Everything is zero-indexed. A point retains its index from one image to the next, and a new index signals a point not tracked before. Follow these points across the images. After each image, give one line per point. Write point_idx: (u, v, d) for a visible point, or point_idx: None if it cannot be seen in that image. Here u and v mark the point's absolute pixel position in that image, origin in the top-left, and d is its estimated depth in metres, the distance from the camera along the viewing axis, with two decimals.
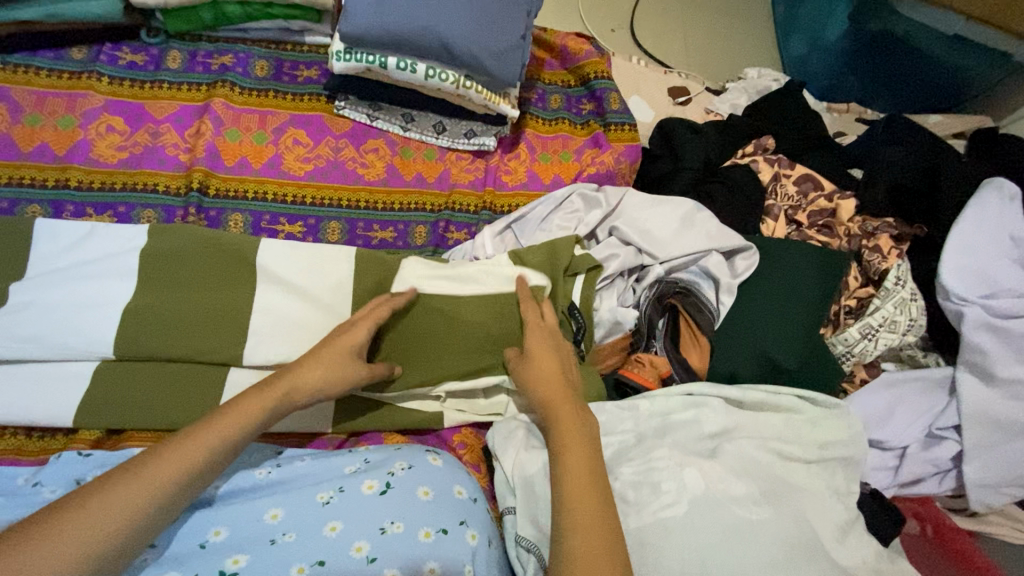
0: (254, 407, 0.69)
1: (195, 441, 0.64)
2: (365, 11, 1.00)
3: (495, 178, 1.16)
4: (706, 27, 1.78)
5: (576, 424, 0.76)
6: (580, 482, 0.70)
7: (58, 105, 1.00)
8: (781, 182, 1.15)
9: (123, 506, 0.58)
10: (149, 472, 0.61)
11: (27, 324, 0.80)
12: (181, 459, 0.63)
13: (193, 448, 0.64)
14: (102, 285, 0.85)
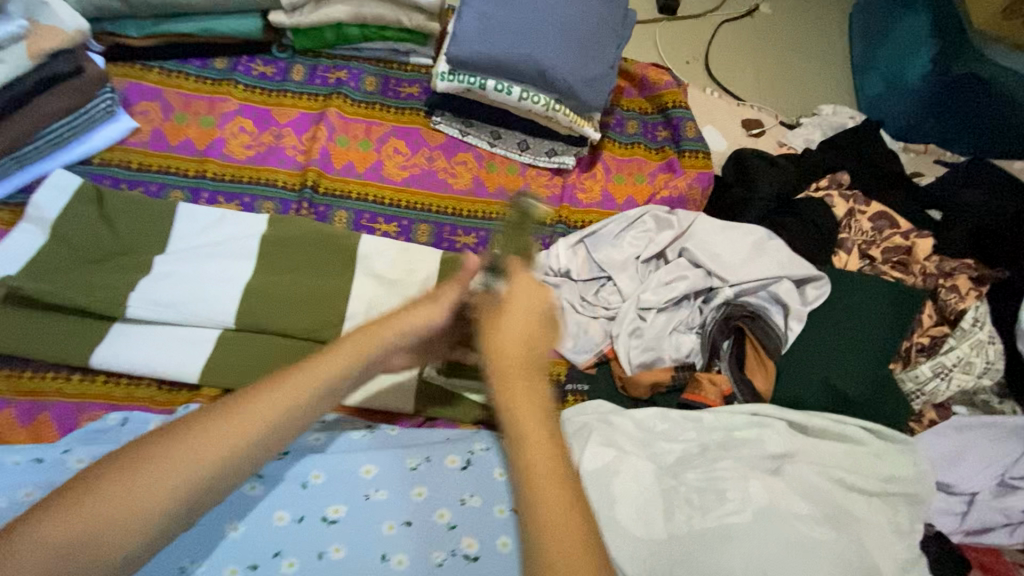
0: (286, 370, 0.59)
1: (249, 419, 0.55)
2: (471, 37, 1.11)
3: (571, 195, 1.24)
4: (781, 63, 1.81)
5: (536, 402, 0.55)
6: (532, 452, 0.52)
7: (201, 107, 1.15)
8: (855, 218, 1.16)
9: (171, 489, 0.51)
10: (197, 452, 0.53)
11: (169, 292, 0.93)
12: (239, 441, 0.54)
13: (247, 427, 0.55)
14: (231, 264, 0.97)
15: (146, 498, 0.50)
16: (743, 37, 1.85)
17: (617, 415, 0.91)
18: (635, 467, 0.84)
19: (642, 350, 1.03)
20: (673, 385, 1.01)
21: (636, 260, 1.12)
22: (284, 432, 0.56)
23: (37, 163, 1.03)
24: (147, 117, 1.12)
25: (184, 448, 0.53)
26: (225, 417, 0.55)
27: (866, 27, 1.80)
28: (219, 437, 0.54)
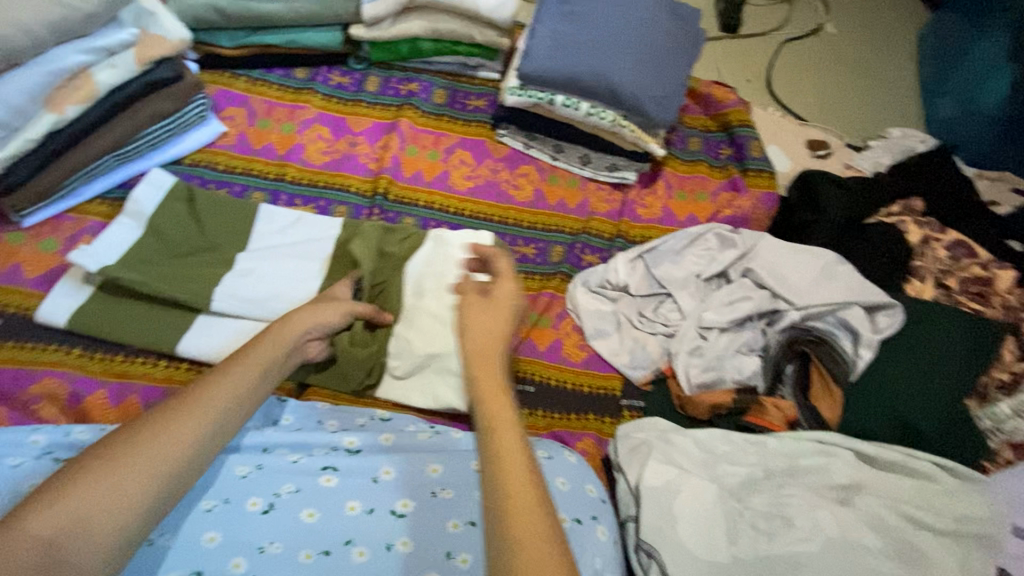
0: (224, 371, 0.68)
1: (164, 453, 0.59)
2: (545, 54, 1.15)
3: (632, 210, 1.24)
4: (846, 83, 1.77)
5: (508, 410, 0.63)
6: (504, 464, 0.57)
7: (282, 114, 1.21)
8: (931, 245, 1.14)
9: (98, 530, 0.54)
10: (115, 491, 0.55)
11: (251, 289, 0.97)
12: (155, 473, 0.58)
13: (161, 461, 0.58)
14: (305, 265, 1.01)
15: (120, 492, 0.56)
16: (806, 55, 1.81)
17: (677, 433, 0.91)
18: (697, 486, 0.83)
19: (703, 370, 1.02)
20: (732, 408, 1.00)
21: (697, 278, 1.12)
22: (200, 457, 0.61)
23: (134, 161, 1.10)
24: (234, 122, 1.19)
25: (100, 489, 0.55)
26: (135, 454, 0.58)
27: (937, 49, 1.76)
28: (182, 432, 0.61)
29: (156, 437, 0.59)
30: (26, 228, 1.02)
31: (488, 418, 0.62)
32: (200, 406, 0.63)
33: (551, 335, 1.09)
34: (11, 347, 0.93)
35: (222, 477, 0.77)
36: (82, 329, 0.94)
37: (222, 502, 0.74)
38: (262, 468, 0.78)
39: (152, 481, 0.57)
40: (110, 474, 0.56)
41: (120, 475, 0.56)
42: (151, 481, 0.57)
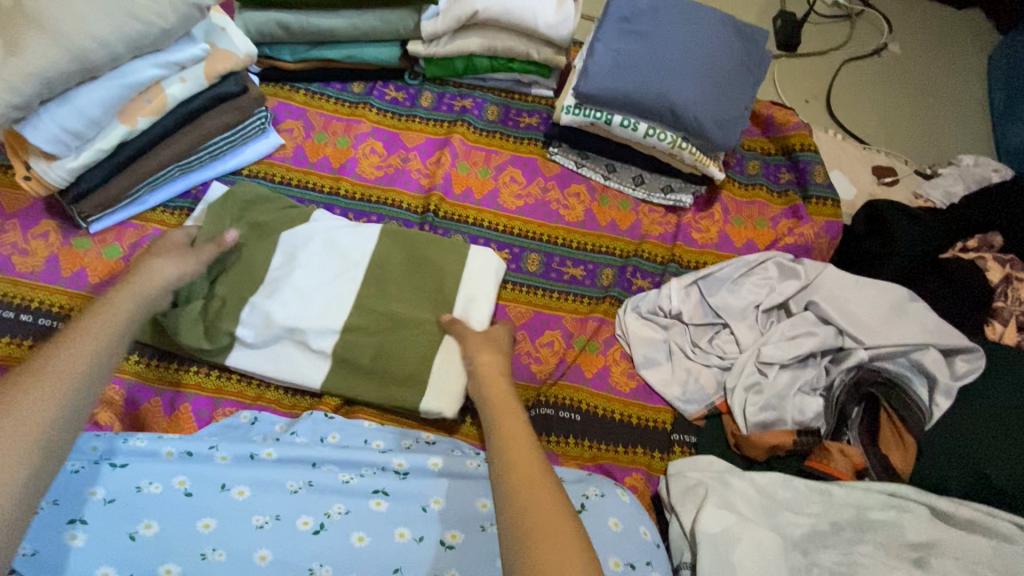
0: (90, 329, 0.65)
1: (65, 359, 0.60)
2: (605, 73, 1.12)
3: (687, 234, 1.20)
4: (910, 107, 1.68)
5: (520, 427, 0.73)
6: (518, 462, 0.66)
7: (338, 127, 1.22)
8: (1014, 284, 1.06)
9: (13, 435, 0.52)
10: (22, 399, 0.55)
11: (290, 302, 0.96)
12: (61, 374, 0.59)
13: (67, 365, 0.60)
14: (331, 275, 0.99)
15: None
16: (868, 78, 1.72)
17: (735, 476, 0.87)
18: (759, 536, 0.79)
19: (761, 409, 0.97)
20: (793, 450, 0.95)
21: (755, 309, 1.07)
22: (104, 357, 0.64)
23: (195, 170, 1.12)
24: (292, 135, 1.20)
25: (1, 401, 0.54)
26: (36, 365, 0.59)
27: (1010, 74, 1.67)
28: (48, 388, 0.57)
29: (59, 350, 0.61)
30: (92, 233, 1.04)
31: (497, 431, 0.73)
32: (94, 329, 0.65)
33: (522, 347, 1.04)
34: None
35: (273, 491, 0.76)
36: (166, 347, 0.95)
37: (273, 519, 0.73)
38: (312, 484, 0.77)
39: (59, 383, 0.58)
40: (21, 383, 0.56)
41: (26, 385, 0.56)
42: (52, 391, 0.57)
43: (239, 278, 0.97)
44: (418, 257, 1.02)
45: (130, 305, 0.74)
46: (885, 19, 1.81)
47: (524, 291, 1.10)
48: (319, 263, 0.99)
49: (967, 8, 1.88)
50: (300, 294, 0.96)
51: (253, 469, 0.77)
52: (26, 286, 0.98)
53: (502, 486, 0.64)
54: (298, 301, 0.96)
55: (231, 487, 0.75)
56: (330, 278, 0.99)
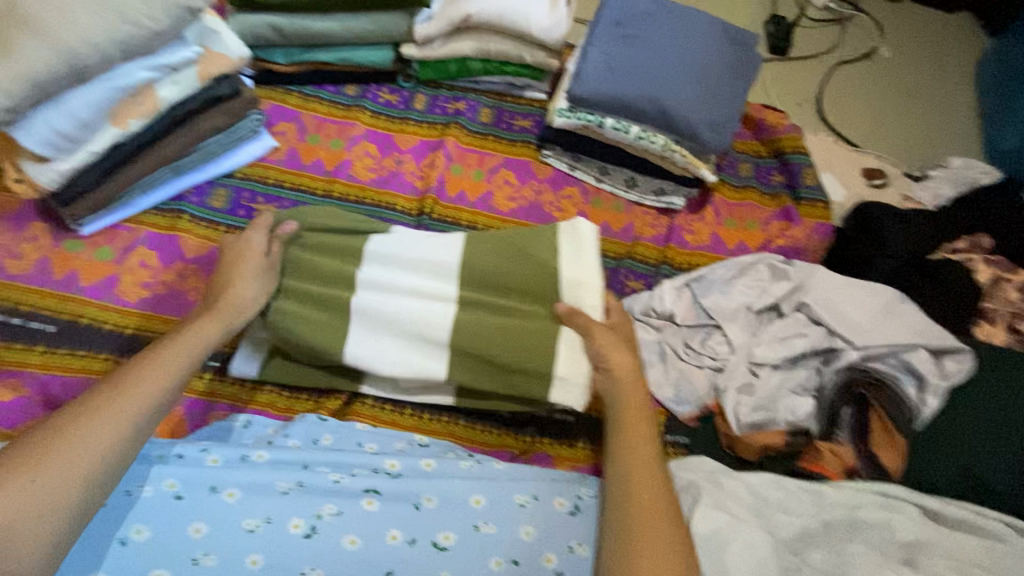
0: (164, 346, 0.78)
1: (134, 389, 0.71)
2: (596, 76, 1.12)
3: (678, 236, 1.21)
4: (901, 110, 1.70)
5: (647, 447, 0.78)
6: (646, 495, 0.73)
7: (332, 130, 1.22)
8: (1001, 286, 1.08)
9: (66, 467, 0.64)
10: (83, 431, 0.67)
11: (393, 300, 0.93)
12: (118, 411, 0.69)
13: (123, 405, 0.70)
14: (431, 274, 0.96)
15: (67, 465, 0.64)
16: (858, 82, 1.73)
17: (727, 476, 0.87)
18: (751, 536, 0.79)
19: (754, 409, 0.98)
20: (785, 450, 0.96)
21: (748, 310, 1.07)
22: (159, 397, 0.73)
23: (187, 173, 1.11)
24: (285, 137, 1.20)
25: (89, 415, 0.68)
26: (102, 401, 0.69)
27: (998, 78, 1.69)
28: (121, 405, 0.70)
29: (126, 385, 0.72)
30: (84, 236, 1.04)
31: (620, 437, 0.79)
32: (163, 353, 0.76)
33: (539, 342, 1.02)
34: (63, 354, 0.95)
35: (264, 494, 0.76)
36: (284, 373, 0.96)
37: (265, 521, 0.73)
38: (303, 485, 0.77)
39: (114, 421, 0.68)
40: (86, 418, 0.67)
41: (90, 417, 0.68)
42: (123, 408, 0.70)
43: (332, 276, 0.95)
44: (516, 246, 0.96)
45: (207, 340, 0.82)
46: (875, 23, 1.83)
47: None
48: (419, 268, 0.96)
49: (955, 12, 1.90)
50: (418, 298, 0.94)
51: (245, 471, 0.77)
52: (17, 290, 0.98)
53: (631, 517, 0.71)
54: (421, 306, 0.93)
55: (222, 489, 0.75)
56: (430, 280, 0.95)
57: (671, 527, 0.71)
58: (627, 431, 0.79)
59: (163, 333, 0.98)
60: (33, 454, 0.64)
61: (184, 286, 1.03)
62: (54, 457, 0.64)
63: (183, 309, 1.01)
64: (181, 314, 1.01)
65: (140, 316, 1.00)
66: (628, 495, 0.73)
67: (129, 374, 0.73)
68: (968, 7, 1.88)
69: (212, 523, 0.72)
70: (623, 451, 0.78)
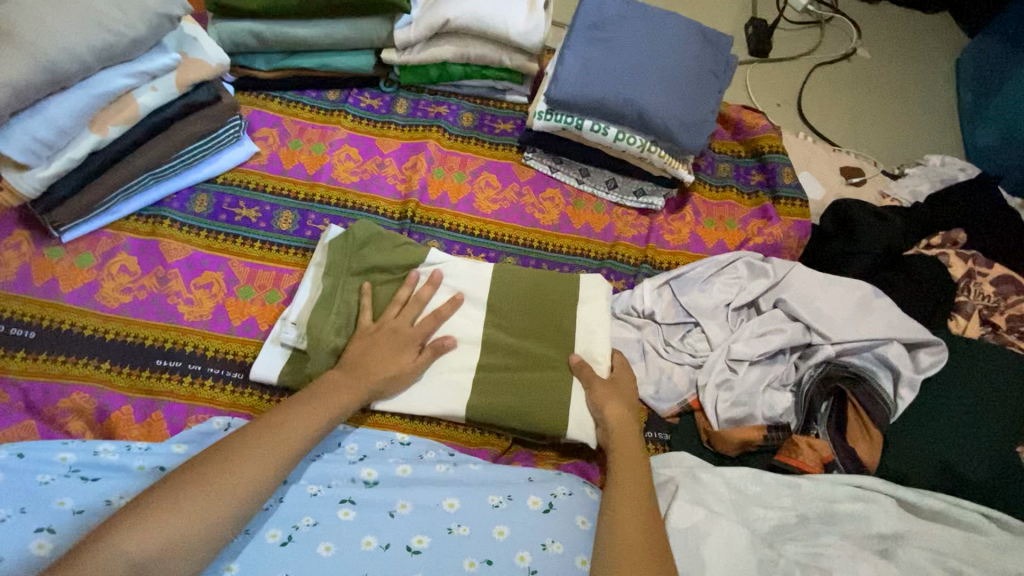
0: (314, 398, 0.81)
1: (278, 436, 0.74)
2: (573, 79, 1.14)
3: (659, 236, 1.22)
4: (880, 109, 1.72)
5: (637, 475, 0.82)
6: (628, 515, 0.75)
7: (313, 135, 1.23)
8: (976, 280, 1.09)
9: (217, 502, 0.66)
10: (238, 468, 0.69)
11: None
12: (268, 458, 0.71)
13: (276, 448, 0.72)
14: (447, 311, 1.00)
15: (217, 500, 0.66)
16: (838, 82, 1.76)
17: (705, 471, 0.88)
18: (728, 530, 0.80)
19: (732, 405, 0.99)
20: (764, 446, 0.97)
21: (726, 307, 1.09)
22: (310, 442, 0.76)
23: (169, 179, 1.12)
24: (267, 142, 1.21)
25: (238, 454, 0.70)
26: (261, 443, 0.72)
27: (976, 75, 1.72)
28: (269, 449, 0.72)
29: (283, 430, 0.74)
30: (65, 242, 1.04)
31: (613, 470, 0.83)
32: (309, 405, 0.79)
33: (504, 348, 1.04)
34: (43, 360, 0.95)
35: None
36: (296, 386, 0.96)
37: (241, 532, 0.74)
38: (281, 499, 0.78)
39: (268, 462, 0.71)
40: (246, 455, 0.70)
41: (248, 455, 0.70)
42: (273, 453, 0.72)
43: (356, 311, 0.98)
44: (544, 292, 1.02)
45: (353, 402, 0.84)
46: (854, 24, 1.85)
47: None
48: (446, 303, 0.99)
49: (933, 13, 1.93)
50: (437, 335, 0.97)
51: None
52: None
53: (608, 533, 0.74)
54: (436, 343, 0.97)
55: None
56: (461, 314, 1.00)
57: (658, 550, 0.73)
58: (614, 446, 0.87)
59: (147, 339, 0.99)
60: (212, 480, 0.67)
61: (166, 290, 1.03)
62: (216, 485, 0.67)
63: (166, 314, 1.02)
64: (164, 318, 1.01)
65: (122, 321, 1.00)
66: (612, 517, 0.75)
67: (281, 420, 0.76)
68: (947, 6, 1.91)
69: None
70: (614, 471, 0.83)
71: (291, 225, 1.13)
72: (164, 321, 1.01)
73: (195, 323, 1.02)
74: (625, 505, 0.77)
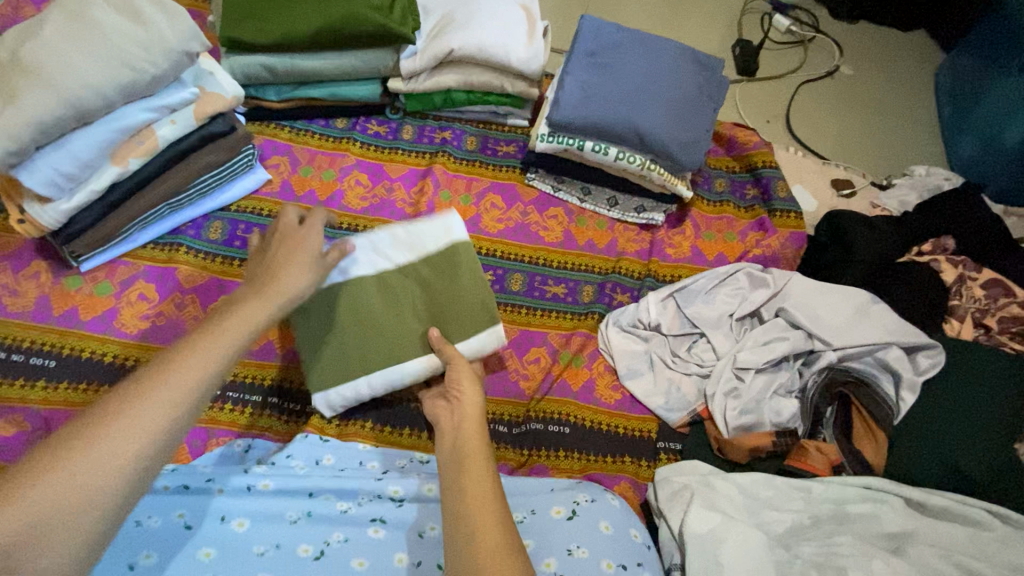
0: (223, 315, 0.67)
1: (189, 362, 0.59)
2: (575, 104, 1.18)
3: (661, 250, 1.26)
4: (864, 124, 1.79)
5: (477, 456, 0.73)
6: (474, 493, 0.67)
7: (323, 161, 1.27)
8: (967, 284, 1.13)
9: (123, 442, 0.53)
10: (143, 398, 0.55)
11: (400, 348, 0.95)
12: (175, 390, 0.57)
13: (173, 386, 0.57)
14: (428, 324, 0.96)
15: (119, 447, 0.53)
16: (823, 100, 1.83)
17: (718, 478, 0.91)
18: (743, 533, 0.83)
19: (741, 412, 1.02)
20: (774, 451, 1.00)
21: (730, 318, 1.12)
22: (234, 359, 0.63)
23: (185, 208, 1.15)
24: (278, 170, 1.24)
25: (139, 387, 0.56)
26: (148, 379, 0.57)
27: (953, 90, 1.79)
28: (178, 380, 0.58)
29: (150, 384, 0.56)
30: (83, 271, 1.06)
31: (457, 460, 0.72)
32: (219, 328, 0.64)
33: (510, 364, 1.08)
34: (63, 389, 0.96)
35: (273, 523, 0.78)
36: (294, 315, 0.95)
37: (274, 547, 0.75)
38: (311, 515, 0.80)
39: (160, 406, 0.55)
40: (77, 446, 0.51)
41: (142, 391, 0.56)
42: (181, 384, 0.58)
43: None
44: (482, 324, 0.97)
45: (268, 311, 0.71)
46: (837, 43, 1.93)
47: (509, 310, 1.14)
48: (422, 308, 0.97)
49: (912, 30, 2.01)
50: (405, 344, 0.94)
51: (252, 500, 0.80)
52: (17, 326, 0.99)
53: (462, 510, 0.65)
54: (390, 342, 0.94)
55: (231, 519, 0.77)
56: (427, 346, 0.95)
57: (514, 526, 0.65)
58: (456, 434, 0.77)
59: None
60: (106, 419, 0.54)
61: (184, 315, 1.06)
62: (92, 447, 0.52)
63: None
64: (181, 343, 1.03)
65: (141, 346, 1.02)
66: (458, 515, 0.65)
67: (190, 340, 0.62)
68: (922, 24, 1.99)
69: (211, 547, 0.74)
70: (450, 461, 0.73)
71: None
72: None
73: None
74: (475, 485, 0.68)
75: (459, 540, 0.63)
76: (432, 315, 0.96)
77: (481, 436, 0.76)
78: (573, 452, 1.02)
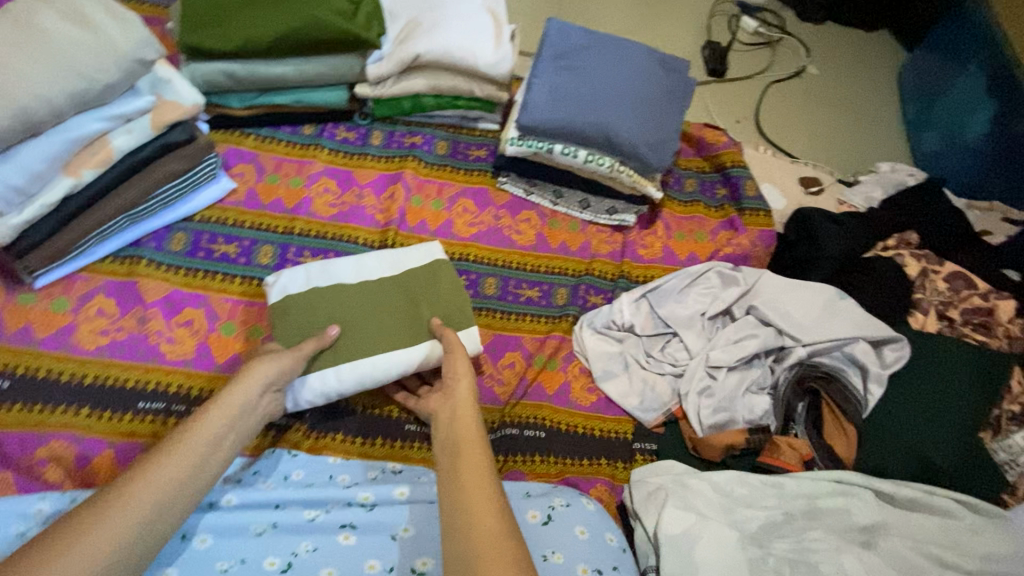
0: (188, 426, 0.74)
1: (153, 479, 0.67)
2: (543, 107, 1.18)
3: (633, 251, 1.27)
4: (831, 122, 1.83)
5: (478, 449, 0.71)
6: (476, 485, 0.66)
7: (291, 168, 1.24)
8: (929, 278, 1.15)
9: (84, 559, 0.60)
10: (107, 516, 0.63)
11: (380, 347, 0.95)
12: (136, 509, 0.65)
13: (134, 503, 0.65)
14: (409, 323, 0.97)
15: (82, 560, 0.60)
16: (790, 99, 1.86)
17: (693, 477, 0.90)
18: (718, 532, 0.83)
19: (715, 411, 1.03)
20: (746, 449, 1.00)
21: (702, 316, 1.13)
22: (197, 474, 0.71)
23: (145, 220, 1.11)
24: (243, 178, 1.22)
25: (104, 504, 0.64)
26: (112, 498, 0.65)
27: (915, 87, 1.84)
28: (140, 496, 0.66)
29: (114, 503, 0.64)
30: (37, 288, 1.02)
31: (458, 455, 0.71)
32: (184, 442, 0.72)
33: (485, 370, 1.07)
34: (16, 410, 0.92)
35: (238, 537, 0.76)
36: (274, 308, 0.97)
37: (239, 562, 0.73)
38: (277, 526, 0.78)
39: (122, 524, 0.63)
40: None
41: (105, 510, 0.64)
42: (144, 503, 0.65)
43: None
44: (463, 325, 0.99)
45: (233, 416, 0.78)
46: (803, 43, 1.97)
47: (482, 314, 1.13)
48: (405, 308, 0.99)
49: (875, 30, 2.06)
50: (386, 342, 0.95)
51: (215, 517, 0.77)
52: None
53: (459, 508, 0.64)
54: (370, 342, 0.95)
55: (192, 537, 0.75)
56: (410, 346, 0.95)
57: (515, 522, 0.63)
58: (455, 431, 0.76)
59: (126, 380, 0.98)
60: (70, 536, 0.61)
61: (146, 330, 1.03)
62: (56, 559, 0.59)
63: (147, 354, 1.01)
64: (141, 359, 1.00)
65: (100, 363, 0.98)
66: (463, 509, 0.63)
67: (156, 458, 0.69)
68: (884, 24, 2.04)
69: (175, 563, 0.72)
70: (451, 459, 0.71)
71: (270, 259, 1.14)
72: (143, 362, 1.00)
73: (176, 362, 1.01)
74: (477, 476, 0.67)
75: (465, 539, 0.60)
76: (416, 316, 0.98)
77: (476, 429, 0.76)
78: (548, 457, 1.01)
